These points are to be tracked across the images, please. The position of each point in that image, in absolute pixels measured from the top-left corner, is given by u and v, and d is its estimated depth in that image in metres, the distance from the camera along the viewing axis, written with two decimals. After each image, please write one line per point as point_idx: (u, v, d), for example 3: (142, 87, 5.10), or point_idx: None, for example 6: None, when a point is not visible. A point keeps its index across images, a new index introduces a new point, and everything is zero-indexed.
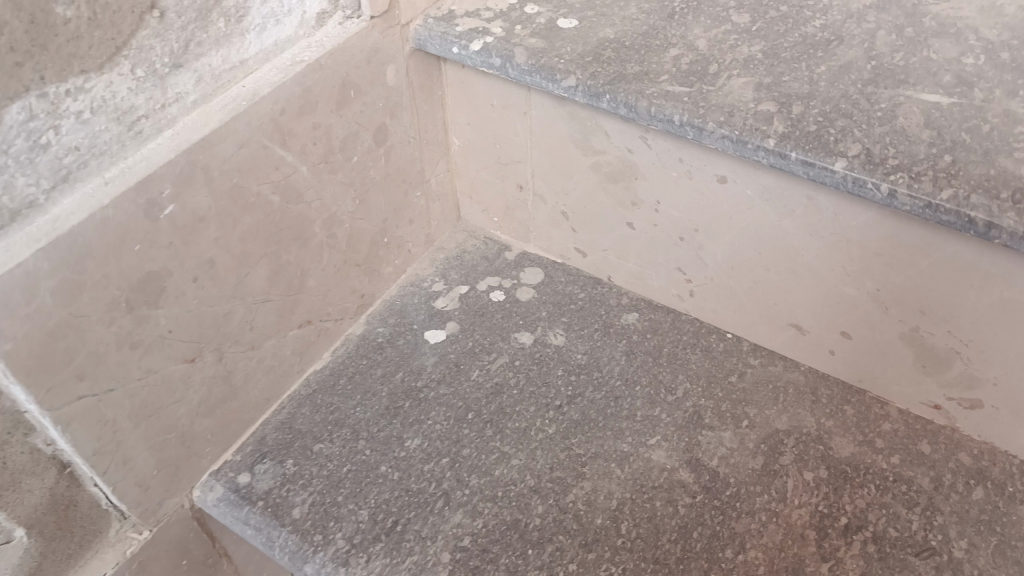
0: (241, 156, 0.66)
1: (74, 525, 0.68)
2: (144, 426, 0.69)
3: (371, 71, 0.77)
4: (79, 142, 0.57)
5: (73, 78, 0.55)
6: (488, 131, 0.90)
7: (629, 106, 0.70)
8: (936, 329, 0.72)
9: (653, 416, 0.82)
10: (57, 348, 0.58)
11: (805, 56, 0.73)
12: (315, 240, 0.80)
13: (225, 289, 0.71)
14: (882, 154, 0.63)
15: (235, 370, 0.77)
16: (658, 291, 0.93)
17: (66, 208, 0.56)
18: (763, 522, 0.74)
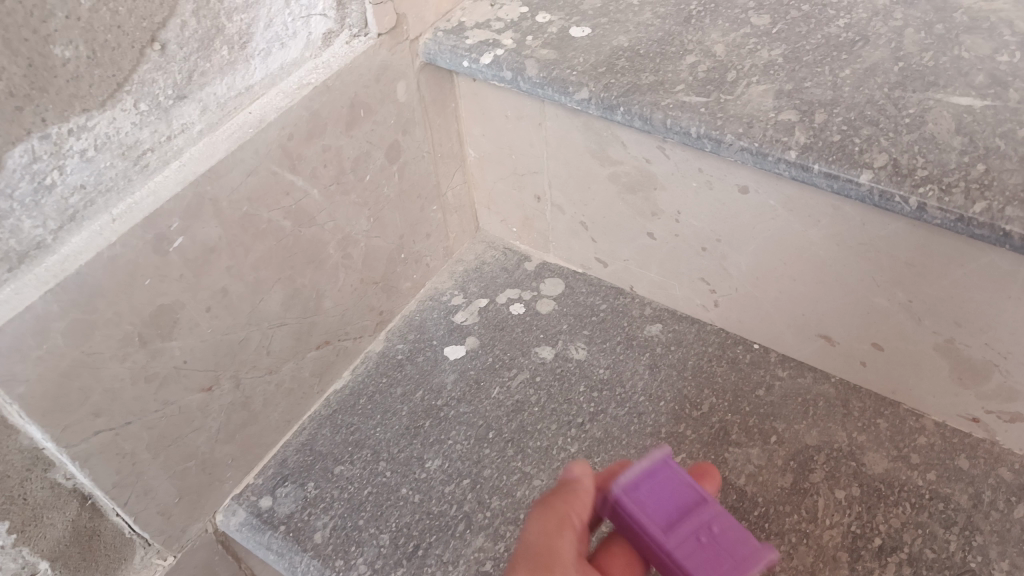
0: (250, 185, 0.66)
1: (98, 555, 0.68)
2: (163, 456, 0.69)
3: (380, 89, 0.76)
4: (84, 180, 0.56)
5: (75, 117, 0.54)
6: (503, 142, 0.88)
7: (644, 119, 0.68)
8: (974, 341, 0.69)
9: (678, 432, 0.80)
10: (71, 388, 0.58)
11: (828, 59, 0.70)
12: (330, 261, 0.79)
13: (240, 316, 0.71)
14: (910, 165, 0.60)
15: (253, 395, 0.77)
16: (682, 301, 0.90)
17: (74, 247, 0.56)
18: (793, 543, 0.71)
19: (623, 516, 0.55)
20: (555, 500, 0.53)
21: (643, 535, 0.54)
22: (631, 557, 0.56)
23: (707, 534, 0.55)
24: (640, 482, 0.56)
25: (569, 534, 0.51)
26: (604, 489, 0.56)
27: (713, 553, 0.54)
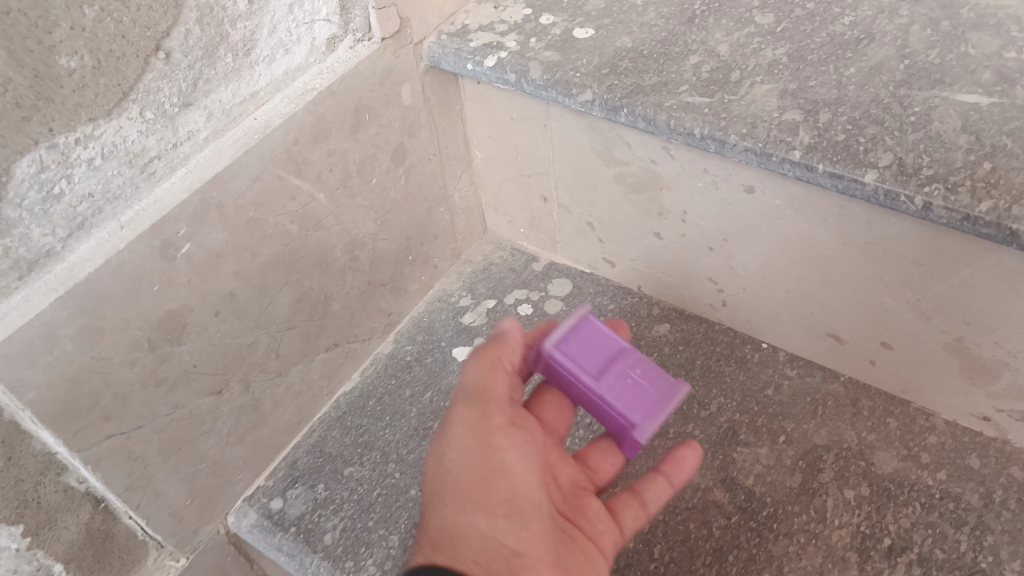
0: (256, 190, 0.66)
1: (111, 557, 0.69)
2: (173, 459, 0.70)
3: (385, 93, 0.76)
4: (92, 188, 0.57)
5: (82, 126, 0.54)
6: (509, 144, 0.88)
7: (648, 119, 0.68)
8: (983, 340, 0.68)
9: (685, 433, 0.80)
10: (81, 393, 0.59)
11: (833, 57, 0.69)
12: (337, 264, 0.79)
13: (249, 320, 0.71)
14: (916, 164, 0.59)
15: (262, 398, 0.78)
16: (690, 301, 0.90)
17: (82, 255, 0.57)
18: (802, 544, 0.71)
19: (557, 369, 0.60)
20: (487, 347, 0.58)
21: (578, 382, 0.60)
22: (560, 399, 0.65)
23: (632, 375, 0.61)
24: (568, 337, 0.61)
25: (501, 375, 0.57)
26: (536, 348, 0.61)
27: (640, 391, 0.60)
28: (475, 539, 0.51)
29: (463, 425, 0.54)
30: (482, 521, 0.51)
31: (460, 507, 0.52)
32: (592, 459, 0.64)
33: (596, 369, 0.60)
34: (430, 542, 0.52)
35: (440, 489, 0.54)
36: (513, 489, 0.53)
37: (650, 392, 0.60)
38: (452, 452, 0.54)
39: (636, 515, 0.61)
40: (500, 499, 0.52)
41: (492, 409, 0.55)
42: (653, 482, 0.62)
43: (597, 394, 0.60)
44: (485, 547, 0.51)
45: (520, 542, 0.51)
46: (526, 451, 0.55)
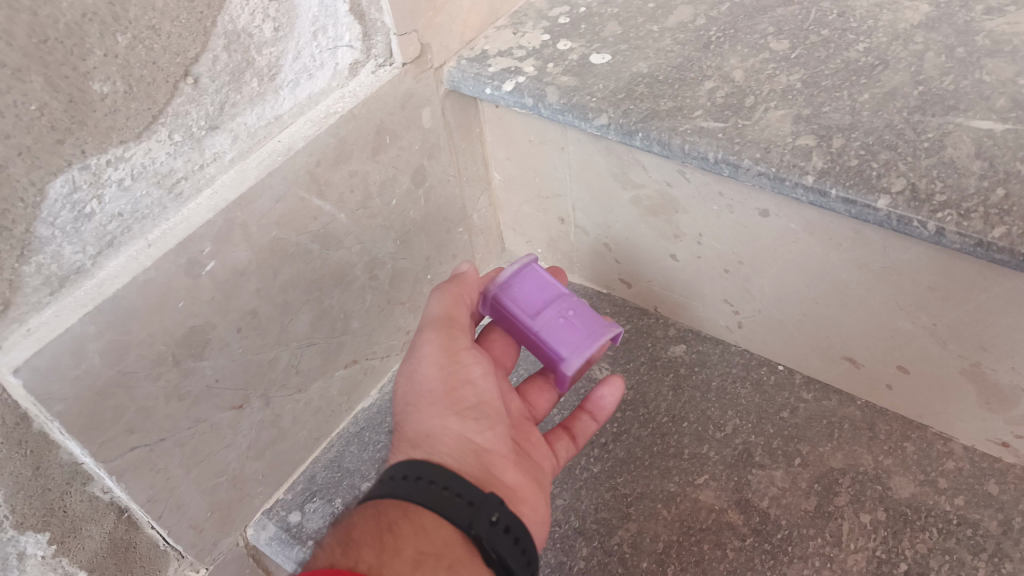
0: (279, 210, 0.68)
1: (133, 568, 0.71)
2: (195, 472, 0.71)
3: (406, 116, 0.78)
4: (122, 209, 0.59)
5: (113, 149, 0.56)
6: (527, 166, 0.90)
7: (663, 144, 0.69)
8: (1000, 365, 0.68)
9: (700, 454, 0.80)
10: (107, 406, 0.60)
11: (848, 83, 0.70)
12: (357, 283, 0.81)
13: (270, 337, 0.73)
14: (929, 190, 0.60)
15: (282, 413, 0.79)
16: (706, 322, 0.90)
17: (111, 272, 0.59)
18: (816, 568, 0.71)
19: (503, 306, 0.70)
20: (450, 283, 0.67)
21: (518, 319, 0.69)
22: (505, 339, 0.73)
23: (567, 314, 0.70)
24: (512, 281, 0.71)
25: (460, 305, 0.66)
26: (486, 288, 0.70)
27: (573, 329, 0.69)
28: (448, 438, 0.60)
29: (431, 344, 0.63)
30: (453, 423, 0.61)
31: (433, 411, 0.61)
32: (530, 395, 0.72)
33: (533, 307, 0.70)
34: (408, 442, 0.61)
35: (413, 398, 0.63)
36: (478, 396, 0.62)
37: (581, 331, 0.69)
38: (422, 367, 0.63)
39: (568, 446, 0.70)
40: (468, 406, 0.61)
41: (456, 332, 0.64)
42: (580, 420, 0.72)
43: (532, 330, 0.69)
44: (457, 444, 0.60)
45: (485, 440, 0.61)
46: (488, 365, 0.64)
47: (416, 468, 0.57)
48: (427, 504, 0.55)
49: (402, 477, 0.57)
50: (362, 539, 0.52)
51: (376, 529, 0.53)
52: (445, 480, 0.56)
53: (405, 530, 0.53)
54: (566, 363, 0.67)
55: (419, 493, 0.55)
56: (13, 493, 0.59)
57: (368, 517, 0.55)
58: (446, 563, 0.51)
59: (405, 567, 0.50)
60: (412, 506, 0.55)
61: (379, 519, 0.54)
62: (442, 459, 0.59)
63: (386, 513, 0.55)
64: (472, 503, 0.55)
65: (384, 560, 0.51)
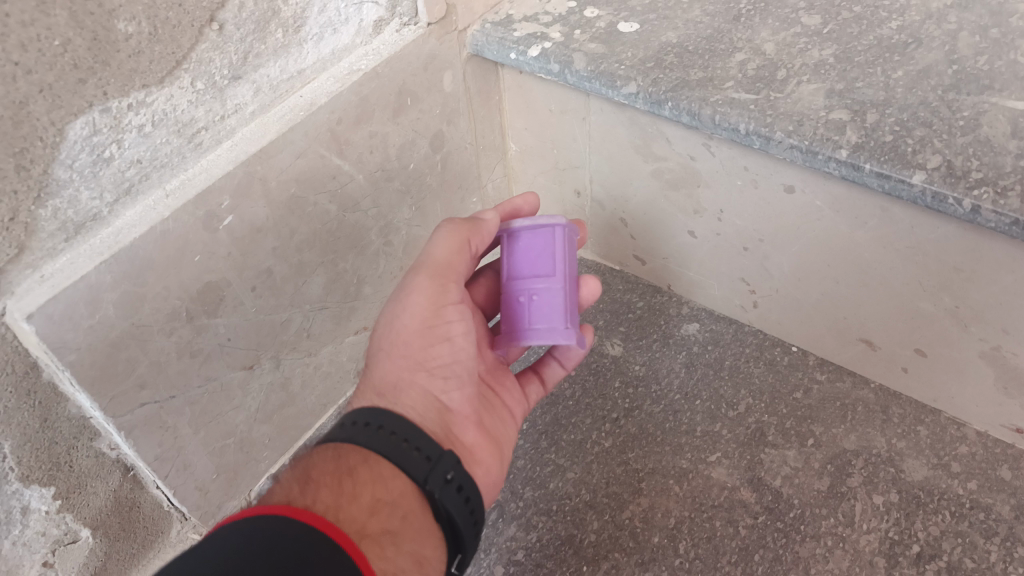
0: (299, 167, 0.67)
1: (136, 526, 0.70)
2: (204, 432, 0.70)
3: (428, 78, 0.76)
4: (141, 155, 0.57)
5: (135, 93, 0.55)
6: (545, 136, 0.88)
7: (692, 114, 0.68)
8: (1021, 349, 0.68)
9: (712, 432, 0.80)
10: (119, 358, 0.59)
11: (881, 59, 0.69)
12: (371, 247, 0.80)
13: (284, 298, 0.72)
14: (964, 166, 0.59)
15: (292, 377, 0.78)
16: (721, 301, 0.90)
17: (128, 221, 0.58)
18: (829, 547, 0.70)
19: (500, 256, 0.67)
20: (461, 225, 0.63)
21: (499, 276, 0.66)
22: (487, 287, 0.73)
23: (528, 299, 0.63)
24: (521, 235, 0.65)
25: (464, 256, 0.63)
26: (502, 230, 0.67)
27: (546, 307, 0.63)
28: (414, 391, 0.59)
29: (422, 293, 0.61)
30: (422, 377, 0.60)
31: (403, 362, 0.60)
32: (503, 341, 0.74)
33: (517, 271, 0.65)
34: (373, 389, 0.60)
35: (386, 345, 0.62)
36: (452, 356, 0.61)
37: (551, 314, 0.63)
38: (406, 314, 0.61)
39: (537, 390, 0.73)
40: (440, 364, 0.61)
41: (449, 286, 0.62)
42: (549, 366, 0.74)
43: (508, 291, 0.65)
44: (423, 399, 0.59)
45: (450, 400, 0.61)
46: (471, 324, 0.63)
47: (380, 417, 0.56)
48: (387, 455, 0.54)
49: (364, 424, 0.56)
50: (321, 480, 0.53)
51: (335, 472, 0.53)
52: (405, 433, 0.56)
53: (364, 477, 0.53)
54: (522, 340, 0.63)
55: (380, 442, 0.55)
56: (21, 445, 0.57)
57: (327, 459, 0.54)
58: (400, 514, 0.53)
59: (360, 512, 0.51)
60: (371, 454, 0.55)
61: (339, 462, 0.54)
62: (405, 412, 0.58)
63: (346, 458, 0.54)
64: (429, 459, 0.55)
65: (341, 503, 0.51)
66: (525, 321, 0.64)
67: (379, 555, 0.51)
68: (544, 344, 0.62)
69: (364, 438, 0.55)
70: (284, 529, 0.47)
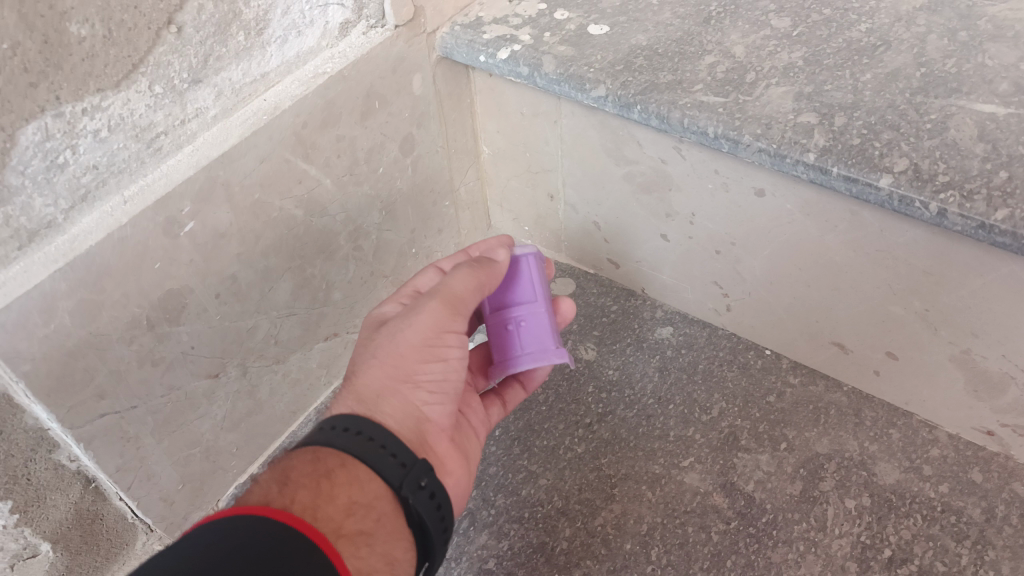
0: (263, 171, 0.65)
1: (99, 539, 0.68)
2: (167, 442, 0.68)
3: (396, 81, 0.75)
4: (97, 160, 0.56)
5: (89, 97, 0.53)
6: (517, 139, 0.88)
7: (661, 117, 0.68)
8: (990, 353, 0.68)
9: (685, 436, 0.79)
10: (77, 368, 0.57)
11: (850, 62, 0.69)
12: (340, 252, 0.79)
13: (250, 304, 0.70)
14: (931, 170, 0.59)
15: (259, 384, 0.77)
16: (694, 305, 0.89)
17: (85, 228, 0.56)
18: (800, 552, 0.70)
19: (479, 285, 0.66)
20: (477, 267, 0.61)
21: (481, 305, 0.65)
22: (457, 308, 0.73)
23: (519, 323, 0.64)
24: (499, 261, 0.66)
25: (477, 293, 0.60)
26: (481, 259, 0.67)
27: (539, 331, 0.64)
28: (398, 402, 0.58)
29: (429, 315, 0.59)
30: (408, 390, 0.58)
31: (392, 372, 0.58)
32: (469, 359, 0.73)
33: (508, 298, 0.64)
34: (354, 394, 0.58)
35: (375, 351, 0.59)
36: (442, 373, 0.59)
37: (545, 338, 0.64)
38: (406, 329, 0.59)
39: (499, 411, 0.72)
40: (429, 378, 0.59)
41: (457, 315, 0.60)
42: (511, 389, 0.73)
43: (496, 319, 0.64)
44: (406, 411, 0.58)
45: (432, 412, 0.60)
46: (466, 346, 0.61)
47: (359, 422, 0.55)
48: (364, 459, 0.53)
49: (343, 429, 0.55)
50: (298, 481, 0.51)
51: (313, 473, 0.52)
52: (384, 439, 0.55)
53: (342, 480, 0.52)
54: (518, 366, 0.63)
55: (357, 446, 0.54)
56: None
57: (305, 461, 0.53)
58: (376, 515, 0.52)
59: (337, 513, 0.51)
60: (349, 457, 0.54)
61: (316, 464, 0.53)
62: (384, 420, 0.57)
63: (323, 460, 0.53)
64: (405, 464, 0.54)
65: (318, 503, 0.50)
66: (518, 348, 0.64)
67: (354, 555, 0.50)
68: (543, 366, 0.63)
69: (341, 441, 0.54)
70: (259, 530, 0.46)
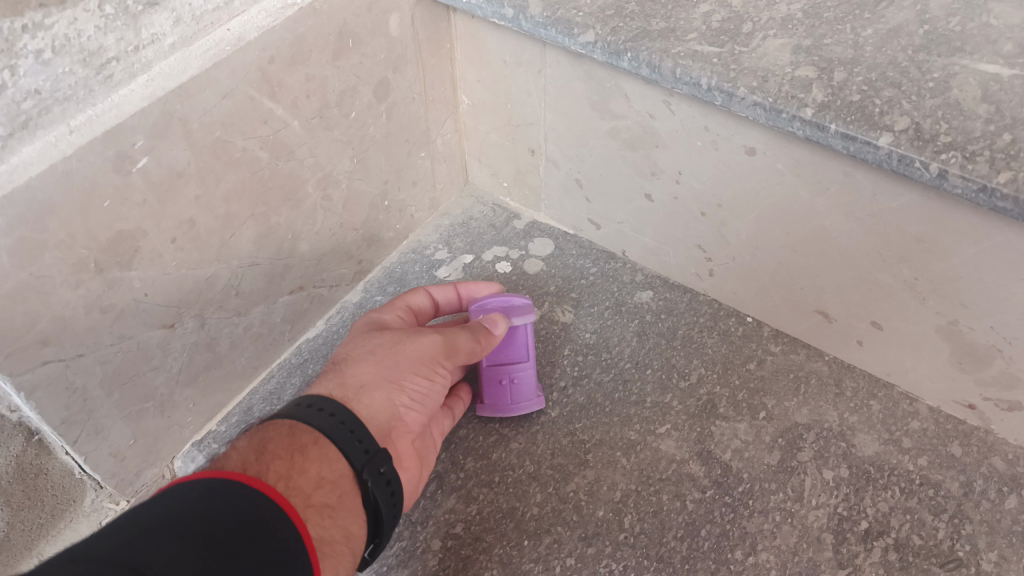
0: (225, 108, 0.61)
1: (42, 494, 0.65)
2: (118, 395, 0.64)
3: (371, 20, 0.71)
4: (39, 85, 0.51)
5: (31, 13, 0.49)
6: (498, 90, 0.84)
7: (653, 67, 0.64)
8: (978, 324, 0.66)
9: (663, 403, 0.77)
10: (16, 312, 0.53)
11: (851, 16, 0.66)
12: (308, 201, 0.74)
13: (209, 251, 0.66)
14: (933, 130, 0.56)
15: (219, 338, 0.72)
16: (676, 269, 0.86)
17: (25, 158, 0.51)
18: (777, 522, 0.68)
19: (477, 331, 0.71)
20: (481, 327, 0.66)
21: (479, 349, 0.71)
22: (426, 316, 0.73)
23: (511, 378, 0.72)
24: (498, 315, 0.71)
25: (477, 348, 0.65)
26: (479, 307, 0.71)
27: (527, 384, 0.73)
28: (381, 399, 0.59)
29: (429, 343, 0.63)
30: (391, 389, 0.61)
31: (384, 373, 0.61)
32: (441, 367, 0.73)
33: (507, 353, 0.71)
34: (338, 381, 0.59)
35: (372, 351, 0.63)
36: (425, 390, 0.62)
37: (530, 391, 0.73)
38: (407, 344, 0.63)
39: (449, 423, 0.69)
40: (411, 388, 0.61)
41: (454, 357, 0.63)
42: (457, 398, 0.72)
43: (493, 369, 0.72)
44: (385, 409, 0.60)
45: (407, 415, 0.61)
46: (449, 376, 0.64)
47: (333, 405, 0.56)
48: (335, 440, 0.54)
49: (318, 408, 0.55)
50: (273, 451, 0.52)
51: (288, 446, 0.52)
52: (354, 425, 0.55)
53: (314, 457, 0.52)
54: (509, 414, 0.73)
55: (330, 426, 0.54)
56: None
57: (280, 435, 0.53)
58: (339, 492, 0.53)
59: (308, 484, 0.51)
60: (321, 436, 0.54)
61: (292, 438, 0.53)
62: (359, 408, 0.59)
63: (298, 436, 0.53)
64: (369, 451, 0.54)
65: (291, 474, 0.51)
66: (508, 398, 0.73)
67: (319, 525, 0.51)
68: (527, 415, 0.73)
69: (314, 419, 0.54)
70: (238, 493, 0.46)
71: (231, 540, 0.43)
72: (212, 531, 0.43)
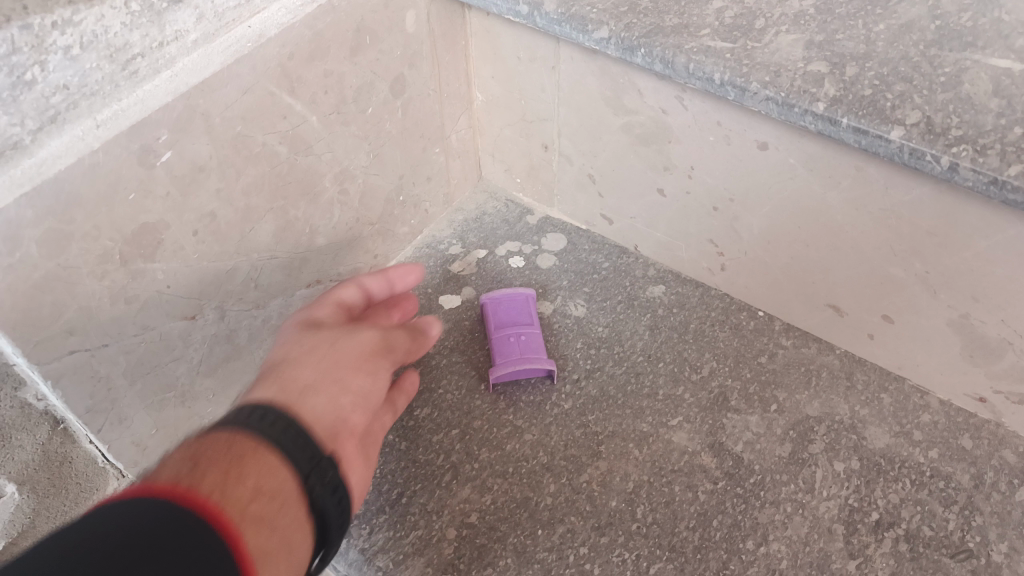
0: (246, 103, 0.62)
1: (67, 481, 0.67)
2: (140, 385, 0.66)
3: (388, 16, 0.72)
4: (67, 80, 0.52)
5: (60, 9, 0.50)
6: (513, 86, 0.85)
7: (665, 62, 0.65)
8: (989, 318, 0.66)
9: (675, 395, 0.77)
10: (44, 301, 0.55)
11: (863, 12, 0.66)
12: (326, 196, 0.75)
13: (229, 244, 0.67)
14: (944, 124, 0.57)
15: (238, 330, 0.74)
16: (688, 263, 0.87)
17: (53, 151, 0.52)
18: (788, 513, 0.69)
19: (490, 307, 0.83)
20: (416, 326, 0.68)
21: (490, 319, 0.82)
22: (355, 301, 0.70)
23: (520, 338, 0.80)
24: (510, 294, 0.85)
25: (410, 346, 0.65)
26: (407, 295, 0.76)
27: (534, 346, 0.80)
28: (324, 400, 0.53)
29: (369, 340, 0.60)
30: (336, 389, 0.54)
31: (326, 371, 0.55)
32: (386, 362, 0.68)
33: (517, 317, 0.82)
34: (280, 383, 0.53)
35: (310, 352, 0.57)
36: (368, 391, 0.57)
37: (538, 352, 0.79)
38: (344, 343, 0.59)
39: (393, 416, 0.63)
40: (357, 389, 0.56)
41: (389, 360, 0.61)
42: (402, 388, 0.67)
43: (502, 332, 0.81)
44: (329, 408, 0.53)
45: (351, 418, 0.55)
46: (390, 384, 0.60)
47: (275, 412, 0.49)
48: (277, 445, 0.47)
49: (261, 414, 0.48)
50: (208, 458, 0.44)
51: (223, 459, 0.44)
52: (298, 427, 0.49)
53: (252, 470, 0.44)
54: (518, 366, 0.77)
55: (276, 434, 0.47)
56: None
57: (217, 444, 0.45)
58: (277, 505, 0.44)
59: (246, 493, 0.43)
60: (262, 443, 0.46)
61: (229, 449, 0.45)
62: (305, 412, 0.52)
63: (236, 446, 0.45)
64: (315, 458, 0.48)
65: (226, 482, 0.43)
66: (517, 356, 0.79)
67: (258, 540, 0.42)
68: (536, 369, 0.77)
69: (253, 426, 0.47)
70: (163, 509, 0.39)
71: (169, 538, 0.37)
72: (149, 530, 0.37)
